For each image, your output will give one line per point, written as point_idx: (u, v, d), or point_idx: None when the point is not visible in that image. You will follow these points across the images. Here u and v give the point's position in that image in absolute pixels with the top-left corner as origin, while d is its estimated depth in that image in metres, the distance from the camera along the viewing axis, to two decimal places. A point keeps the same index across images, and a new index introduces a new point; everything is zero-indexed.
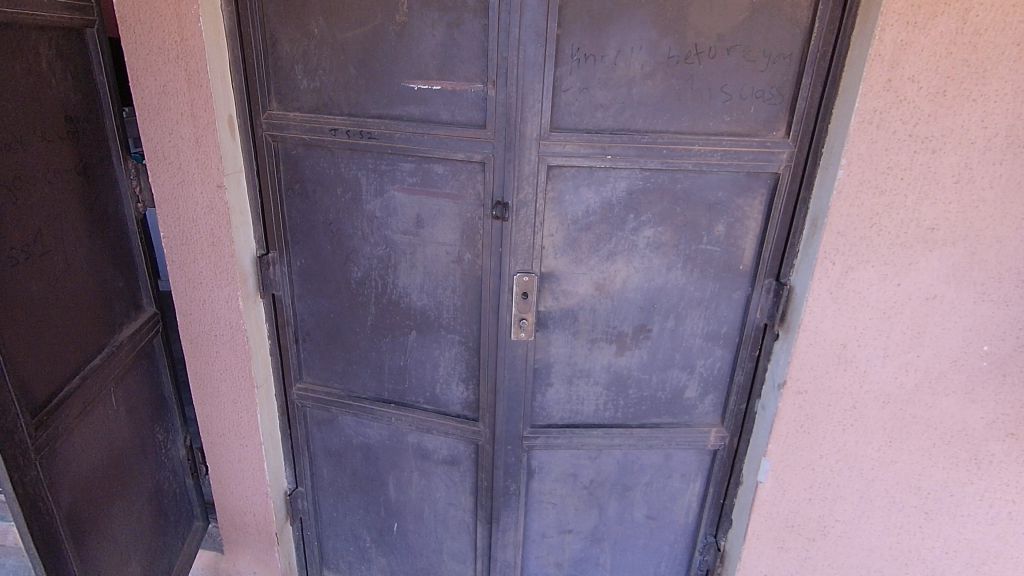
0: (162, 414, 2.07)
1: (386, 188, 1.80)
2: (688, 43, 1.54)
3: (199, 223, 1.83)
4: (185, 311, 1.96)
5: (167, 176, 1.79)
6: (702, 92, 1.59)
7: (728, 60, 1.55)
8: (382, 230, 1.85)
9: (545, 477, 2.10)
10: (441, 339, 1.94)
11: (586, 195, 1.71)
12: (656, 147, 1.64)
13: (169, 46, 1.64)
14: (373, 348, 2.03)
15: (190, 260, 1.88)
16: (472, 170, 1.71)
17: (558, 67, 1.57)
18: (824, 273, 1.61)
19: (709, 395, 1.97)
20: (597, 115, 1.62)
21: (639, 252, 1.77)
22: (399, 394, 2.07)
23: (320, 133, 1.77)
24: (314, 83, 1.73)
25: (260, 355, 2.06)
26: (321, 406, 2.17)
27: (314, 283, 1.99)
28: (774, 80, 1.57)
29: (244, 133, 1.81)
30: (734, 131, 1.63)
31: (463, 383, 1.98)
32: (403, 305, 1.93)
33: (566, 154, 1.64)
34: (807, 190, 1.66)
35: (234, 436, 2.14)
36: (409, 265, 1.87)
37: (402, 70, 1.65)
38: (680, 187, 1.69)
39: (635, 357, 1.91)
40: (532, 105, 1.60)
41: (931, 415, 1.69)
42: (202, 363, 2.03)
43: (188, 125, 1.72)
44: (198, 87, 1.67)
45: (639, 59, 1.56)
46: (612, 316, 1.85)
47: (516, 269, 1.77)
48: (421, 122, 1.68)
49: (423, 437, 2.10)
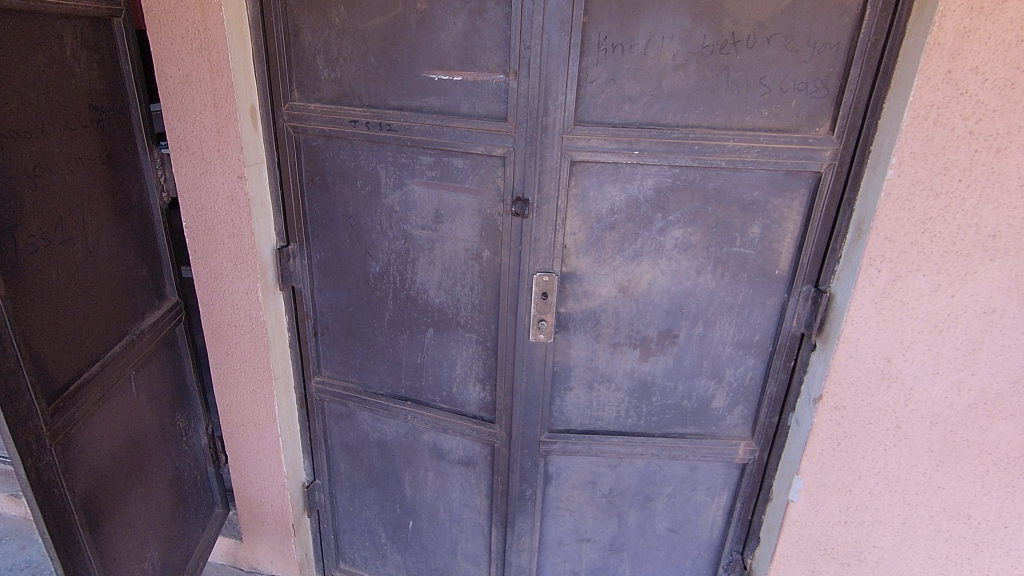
0: (182, 402, 2.10)
1: (404, 181, 1.76)
2: (724, 31, 1.43)
3: (220, 214, 1.83)
4: (206, 302, 1.97)
5: (191, 166, 1.79)
6: (739, 84, 1.48)
7: (768, 50, 1.44)
8: (401, 224, 1.81)
9: (562, 483, 2.02)
10: (458, 337, 1.89)
11: (612, 192, 1.62)
12: (688, 142, 1.54)
13: (192, 36, 1.64)
14: (391, 344, 2.00)
15: (212, 251, 1.89)
16: (492, 164, 1.64)
17: (584, 57, 1.49)
18: (868, 281, 1.49)
19: (739, 406, 1.87)
20: (625, 108, 1.53)
21: (666, 253, 1.67)
22: (416, 391, 2.03)
23: (340, 124, 1.74)
24: (335, 74, 1.70)
25: (280, 348, 2.06)
26: (338, 400, 2.16)
27: (334, 277, 1.98)
28: (819, 71, 1.45)
29: (266, 124, 1.80)
30: (772, 126, 1.52)
31: (480, 384, 1.93)
32: (420, 301, 1.89)
33: (591, 148, 1.56)
34: (852, 191, 1.54)
35: (253, 426, 2.15)
36: (427, 261, 1.83)
37: (423, 60, 1.60)
38: (713, 186, 1.59)
39: (660, 363, 1.82)
40: (556, 97, 1.52)
41: (985, 439, 1.55)
42: (223, 354, 2.04)
43: (210, 115, 1.71)
44: (220, 77, 1.66)
45: (671, 48, 1.46)
46: (637, 320, 1.76)
47: (537, 268, 1.70)
48: (441, 113, 1.63)
49: (439, 437, 2.06)
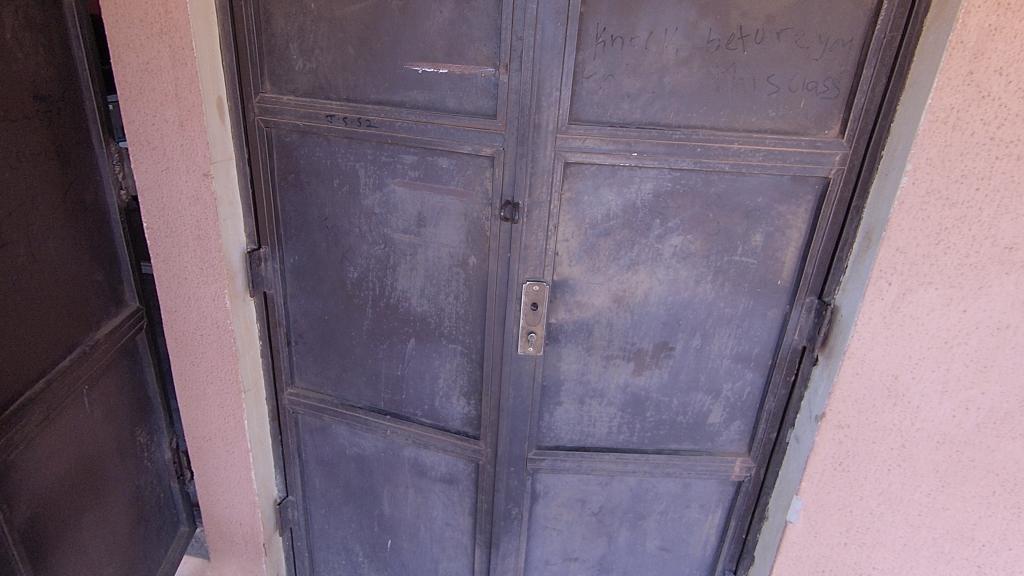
0: (143, 416, 1.95)
1: (385, 181, 1.63)
2: (731, 26, 1.34)
3: (184, 214, 1.69)
4: (168, 308, 1.83)
5: (151, 162, 1.65)
6: (745, 83, 1.39)
7: (778, 46, 1.35)
8: (382, 227, 1.69)
9: (550, 502, 1.92)
10: (441, 348, 1.77)
11: (607, 197, 1.51)
12: (690, 144, 1.44)
13: (151, 19, 1.49)
14: (369, 355, 1.88)
15: (175, 254, 1.74)
16: (480, 164, 1.52)
17: (580, 50, 1.38)
18: (877, 294, 1.41)
19: (736, 421, 1.78)
20: (623, 106, 1.43)
21: (663, 261, 1.57)
22: (396, 404, 1.91)
23: (316, 118, 1.61)
24: (311, 64, 1.57)
25: (250, 357, 1.92)
26: (313, 413, 2.03)
27: (309, 282, 1.85)
28: (829, 70, 1.37)
29: (235, 117, 1.66)
30: (778, 128, 1.43)
31: (464, 398, 1.81)
32: (401, 310, 1.77)
33: (586, 149, 1.45)
34: (860, 199, 1.46)
35: (220, 441, 2.01)
36: (409, 267, 1.71)
37: (406, 51, 1.48)
38: (715, 191, 1.49)
39: (655, 377, 1.72)
40: (550, 93, 1.41)
41: (993, 460, 1.48)
42: (188, 364, 1.90)
43: (173, 106, 1.57)
44: (183, 65, 1.52)
45: (674, 42, 1.36)
46: (632, 332, 1.66)
47: (526, 276, 1.59)
48: (425, 109, 1.51)
49: (420, 453, 1.94)
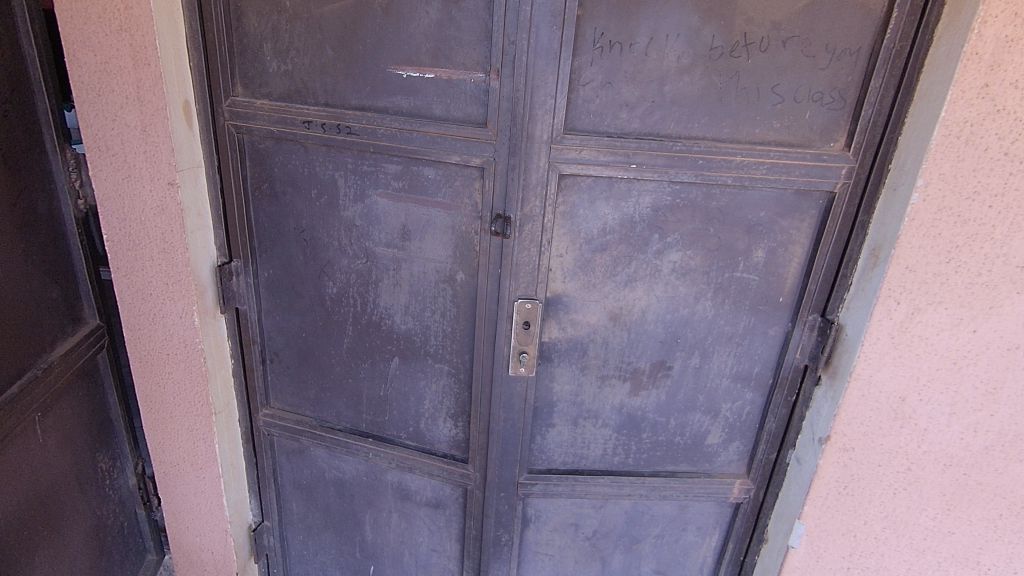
0: (105, 441, 1.82)
1: (367, 193, 1.53)
2: (736, 32, 1.26)
3: (148, 225, 1.56)
4: (132, 327, 1.69)
5: (110, 169, 1.51)
6: (749, 92, 1.31)
7: (783, 54, 1.28)
8: (363, 240, 1.58)
9: (542, 526, 1.83)
10: (427, 369, 1.68)
11: (604, 210, 1.43)
12: (691, 156, 1.36)
13: (108, 15, 1.36)
14: (350, 374, 1.77)
15: (138, 268, 1.61)
16: (469, 175, 1.43)
17: (577, 55, 1.30)
18: (885, 314, 1.35)
19: (734, 442, 1.71)
20: (622, 115, 1.35)
21: (662, 278, 1.50)
22: (378, 427, 1.81)
23: (291, 124, 1.50)
24: (286, 66, 1.46)
25: (221, 378, 1.80)
26: (290, 435, 1.91)
27: (285, 298, 1.74)
28: (836, 80, 1.31)
29: (203, 122, 1.54)
30: (782, 140, 1.36)
31: (451, 420, 1.72)
32: (385, 328, 1.67)
33: (583, 161, 1.37)
34: (866, 214, 1.40)
35: (189, 467, 1.88)
36: (393, 283, 1.61)
37: (389, 53, 1.38)
38: (716, 205, 1.42)
39: (652, 397, 1.64)
40: (544, 101, 1.32)
41: (1000, 482, 1.43)
42: (153, 386, 1.77)
43: (134, 110, 1.44)
44: (145, 66, 1.39)
45: (675, 49, 1.28)
46: (628, 352, 1.59)
47: (518, 293, 1.50)
48: (410, 116, 1.41)
49: (404, 477, 1.84)
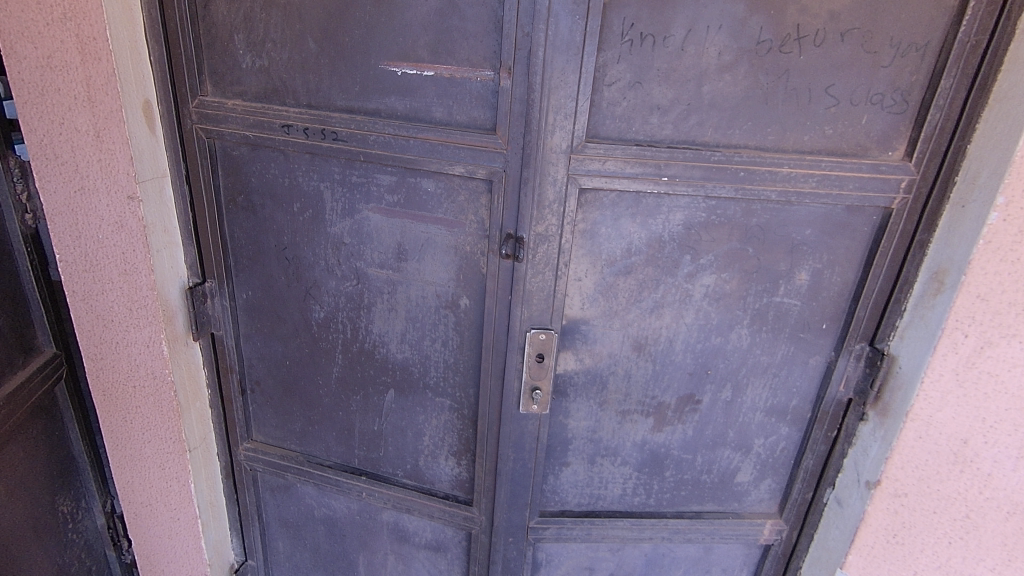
0: (66, 480, 1.62)
1: (357, 207, 1.34)
2: (787, 24, 1.08)
3: (106, 244, 1.35)
4: (92, 357, 1.47)
5: (60, 181, 1.29)
6: (799, 94, 1.14)
7: (840, 50, 1.10)
8: (353, 260, 1.40)
9: (553, 571, 1.66)
10: (427, 403, 1.50)
11: (629, 228, 1.25)
12: (731, 167, 1.18)
13: (50, 0, 1.14)
14: (340, 407, 1.59)
15: (97, 292, 1.40)
16: (474, 189, 1.25)
17: (601, 50, 1.11)
18: (951, 347, 1.16)
19: (766, 479, 1.54)
20: (652, 120, 1.17)
21: (693, 304, 1.32)
22: (372, 463, 1.63)
23: (268, 129, 1.30)
24: (261, 61, 1.27)
25: (196, 410, 1.62)
26: (274, 471, 1.73)
27: (266, 322, 1.55)
28: (899, 79, 1.12)
29: (168, 126, 1.35)
30: (834, 148, 1.18)
31: (453, 458, 1.54)
32: (378, 357, 1.49)
33: (606, 173, 1.19)
34: (926, 232, 1.22)
35: (163, 507, 1.67)
36: (387, 307, 1.42)
37: (382, 48, 1.18)
38: (757, 222, 1.24)
39: (678, 433, 1.47)
40: (563, 104, 1.13)
41: None
42: (119, 423, 1.54)
43: (84, 112, 1.23)
44: (95, 61, 1.20)
45: (716, 43, 1.10)
46: (653, 385, 1.41)
47: (530, 322, 1.32)
48: (405, 120, 1.22)
49: (401, 517, 1.67)
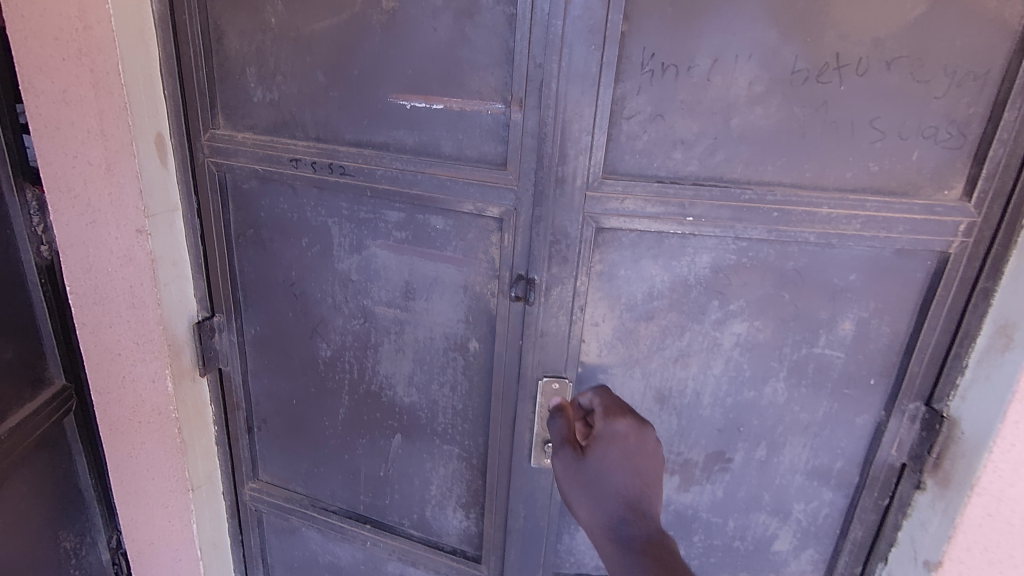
0: (71, 515, 1.59)
1: (365, 244, 1.29)
2: (825, 51, 0.99)
3: (114, 277, 1.33)
4: (99, 390, 1.46)
5: (73, 214, 1.30)
6: (839, 128, 1.03)
7: (886, 79, 0.99)
8: (361, 297, 1.34)
9: None
10: (434, 449, 1.41)
11: (650, 271, 1.16)
12: (763, 207, 1.07)
13: (66, 37, 1.16)
14: (346, 450, 1.52)
15: (105, 325, 1.39)
16: (485, 227, 1.18)
17: (619, 81, 1.04)
18: None
19: (808, 549, 1.37)
20: (676, 155, 1.08)
21: (723, 353, 1.21)
22: (378, 511, 1.54)
23: (277, 163, 1.27)
24: (272, 94, 1.24)
25: (201, 447, 1.57)
26: (278, 513, 1.66)
27: (273, 359, 1.50)
28: (954, 111, 1.00)
29: (180, 158, 1.34)
30: (881, 186, 1.05)
31: (462, 510, 1.44)
32: (385, 400, 1.41)
33: (625, 212, 1.10)
34: (990, 280, 1.06)
35: (165, 545, 1.62)
36: (394, 348, 1.35)
37: (391, 81, 1.14)
38: (793, 265, 1.12)
39: (706, 494, 1.34)
40: (578, 137, 1.06)
41: None
42: (123, 457, 1.52)
43: (97, 146, 1.23)
44: (108, 94, 1.19)
45: (745, 73, 1.01)
46: (678, 440, 1.30)
47: (543, 369, 1.23)
48: (414, 154, 1.17)
49: (407, 570, 1.57)
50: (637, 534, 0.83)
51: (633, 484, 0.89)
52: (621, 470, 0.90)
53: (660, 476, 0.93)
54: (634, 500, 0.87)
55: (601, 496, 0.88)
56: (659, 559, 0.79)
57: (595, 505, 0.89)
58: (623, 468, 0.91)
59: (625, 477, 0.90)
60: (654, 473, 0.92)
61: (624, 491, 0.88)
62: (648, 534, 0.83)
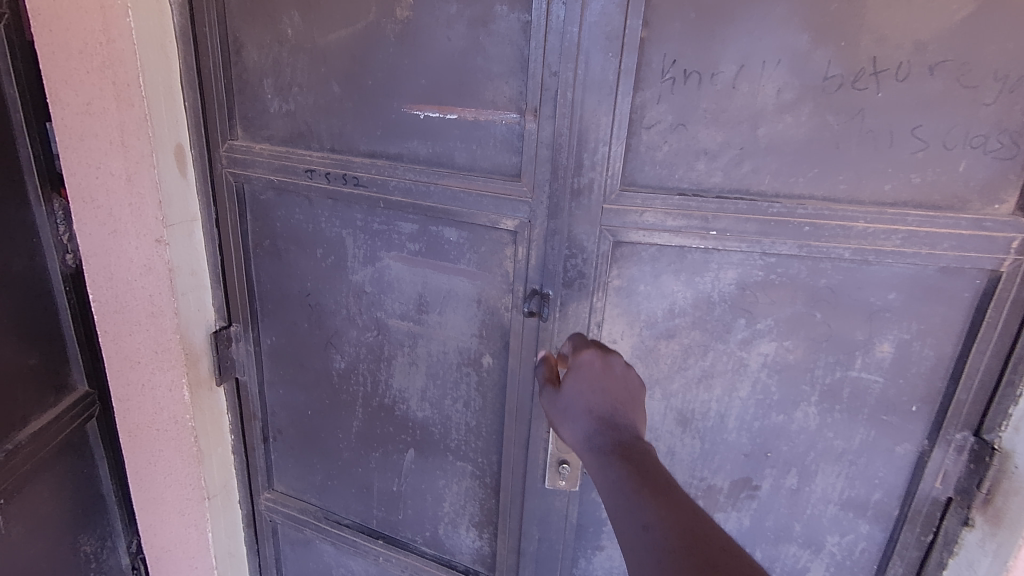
0: (92, 519, 1.61)
1: (379, 255, 1.27)
2: (861, 56, 0.92)
3: (134, 286, 1.35)
4: (120, 397, 1.48)
5: (96, 224, 1.31)
6: (877, 138, 0.95)
7: (929, 85, 0.91)
8: (374, 310, 1.32)
9: None
10: (447, 466, 1.38)
11: (671, 287, 1.11)
12: (793, 221, 1.01)
13: (90, 50, 1.18)
14: (359, 463, 1.49)
15: (126, 333, 1.40)
16: (499, 240, 1.14)
17: (639, 90, 1.00)
18: None
19: None
20: (698, 166, 1.02)
21: (749, 375, 1.14)
22: (391, 526, 1.52)
23: (292, 174, 1.27)
24: (288, 105, 1.24)
25: (218, 457, 1.57)
26: (293, 525, 1.65)
27: (288, 370, 1.50)
28: (1008, 118, 0.89)
29: (200, 169, 1.34)
30: (923, 200, 0.97)
31: (475, 529, 1.40)
32: (398, 414, 1.39)
33: (644, 226, 1.05)
34: None
35: (181, 553, 1.63)
36: (407, 362, 1.33)
37: (404, 91, 1.12)
38: (827, 283, 1.05)
39: (731, 522, 1.27)
40: (595, 149, 1.03)
41: None
42: (142, 463, 1.54)
43: (118, 157, 1.24)
44: (129, 107, 1.20)
45: (773, 80, 0.95)
46: (701, 465, 1.24)
47: None
48: (427, 165, 1.14)
49: None
50: (611, 445, 0.79)
51: (606, 402, 0.86)
52: (591, 389, 0.88)
53: (635, 395, 0.89)
54: (606, 416, 0.84)
55: (575, 418, 0.85)
56: (631, 459, 0.77)
57: (571, 426, 0.86)
58: (592, 390, 0.88)
59: (596, 397, 0.87)
60: (627, 390, 0.89)
61: (595, 409, 0.85)
62: (623, 443, 0.80)
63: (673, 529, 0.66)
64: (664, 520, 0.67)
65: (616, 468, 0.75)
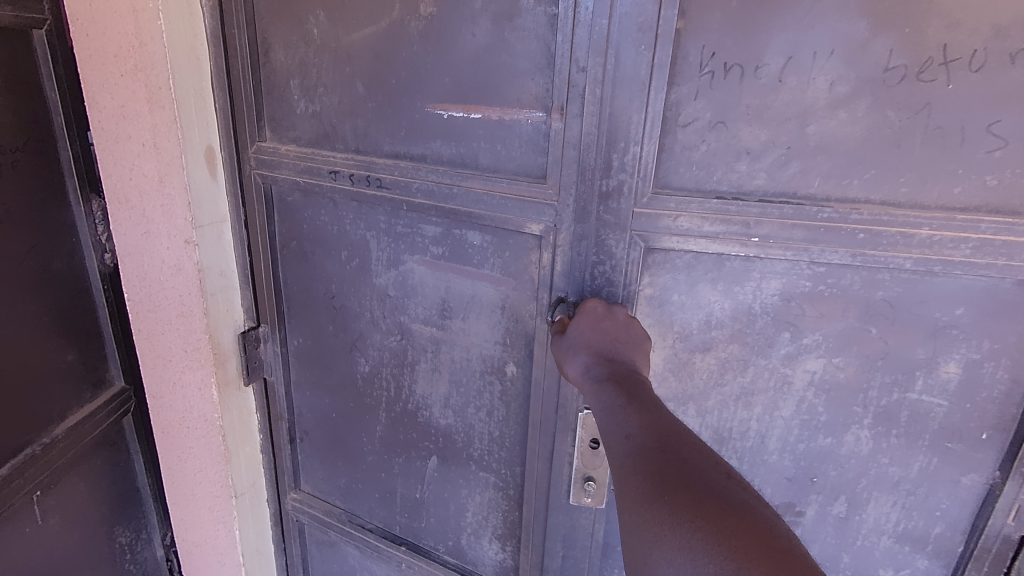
0: (128, 511, 1.65)
1: (402, 259, 1.24)
2: (928, 44, 0.82)
3: (165, 286, 1.36)
4: (154, 394, 1.51)
5: (130, 225, 1.34)
6: (945, 135, 0.85)
7: (1010, 75, 0.79)
8: (398, 314, 1.29)
9: None
10: (470, 476, 1.33)
11: (708, 297, 1.03)
12: (846, 228, 0.91)
13: (123, 54, 1.19)
14: (383, 468, 1.47)
15: (158, 332, 1.42)
16: (524, 245, 1.09)
17: (674, 85, 0.93)
18: None
19: None
20: (740, 168, 0.94)
21: (793, 394, 1.05)
22: (414, 533, 1.49)
23: (317, 175, 1.25)
24: (314, 106, 1.22)
25: (246, 456, 1.58)
26: (318, 526, 1.65)
27: (315, 372, 1.49)
28: None
29: (229, 171, 1.34)
30: (1000, 205, 0.85)
31: (497, 542, 1.35)
32: (421, 421, 1.35)
33: (679, 231, 0.99)
34: None
35: (211, 549, 1.65)
36: (430, 368, 1.29)
37: (428, 90, 1.08)
38: (884, 296, 0.95)
39: None
40: (626, 150, 0.96)
41: None
42: (174, 459, 1.56)
43: (150, 159, 1.25)
44: (160, 109, 1.21)
45: (825, 72, 0.87)
46: None
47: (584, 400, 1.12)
48: (451, 166, 1.10)
49: None
50: (608, 371, 0.87)
51: (605, 341, 0.94)
52: (592, 328, 0.96)
53: (635, 339, 0.96)
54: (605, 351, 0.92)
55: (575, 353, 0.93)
56: (622, 384, 0.84)
57: (573, 362, 0.94)
58: (595, 330, 0.96)
59: (598, 337, 0.95)
60: (629, 334, 0.96)
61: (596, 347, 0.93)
62: (618, 372, 0.87)
63: (648, 434, 0.73)
64: (643, 428, 0.74)
65: (607, 391, 0.83)
